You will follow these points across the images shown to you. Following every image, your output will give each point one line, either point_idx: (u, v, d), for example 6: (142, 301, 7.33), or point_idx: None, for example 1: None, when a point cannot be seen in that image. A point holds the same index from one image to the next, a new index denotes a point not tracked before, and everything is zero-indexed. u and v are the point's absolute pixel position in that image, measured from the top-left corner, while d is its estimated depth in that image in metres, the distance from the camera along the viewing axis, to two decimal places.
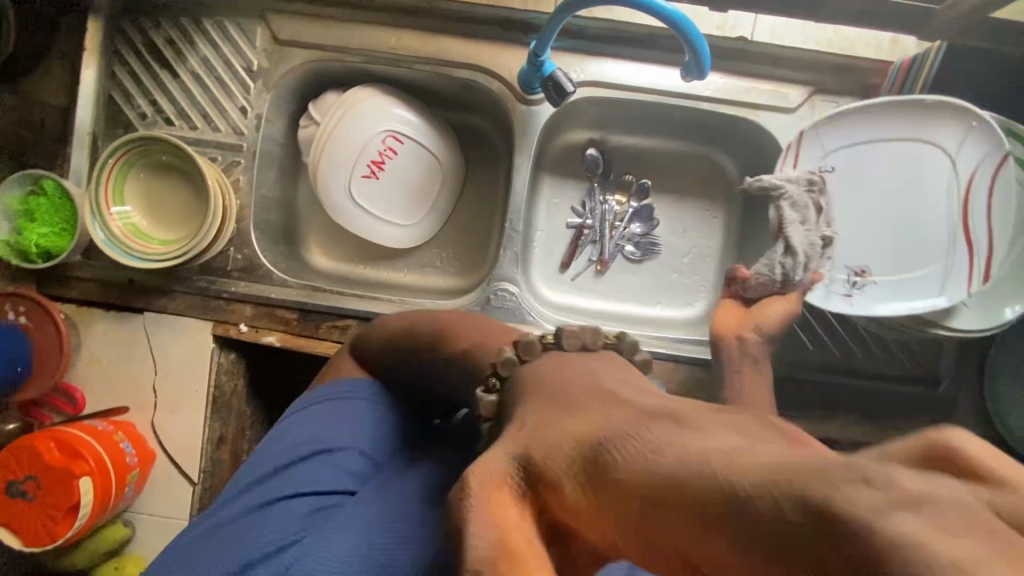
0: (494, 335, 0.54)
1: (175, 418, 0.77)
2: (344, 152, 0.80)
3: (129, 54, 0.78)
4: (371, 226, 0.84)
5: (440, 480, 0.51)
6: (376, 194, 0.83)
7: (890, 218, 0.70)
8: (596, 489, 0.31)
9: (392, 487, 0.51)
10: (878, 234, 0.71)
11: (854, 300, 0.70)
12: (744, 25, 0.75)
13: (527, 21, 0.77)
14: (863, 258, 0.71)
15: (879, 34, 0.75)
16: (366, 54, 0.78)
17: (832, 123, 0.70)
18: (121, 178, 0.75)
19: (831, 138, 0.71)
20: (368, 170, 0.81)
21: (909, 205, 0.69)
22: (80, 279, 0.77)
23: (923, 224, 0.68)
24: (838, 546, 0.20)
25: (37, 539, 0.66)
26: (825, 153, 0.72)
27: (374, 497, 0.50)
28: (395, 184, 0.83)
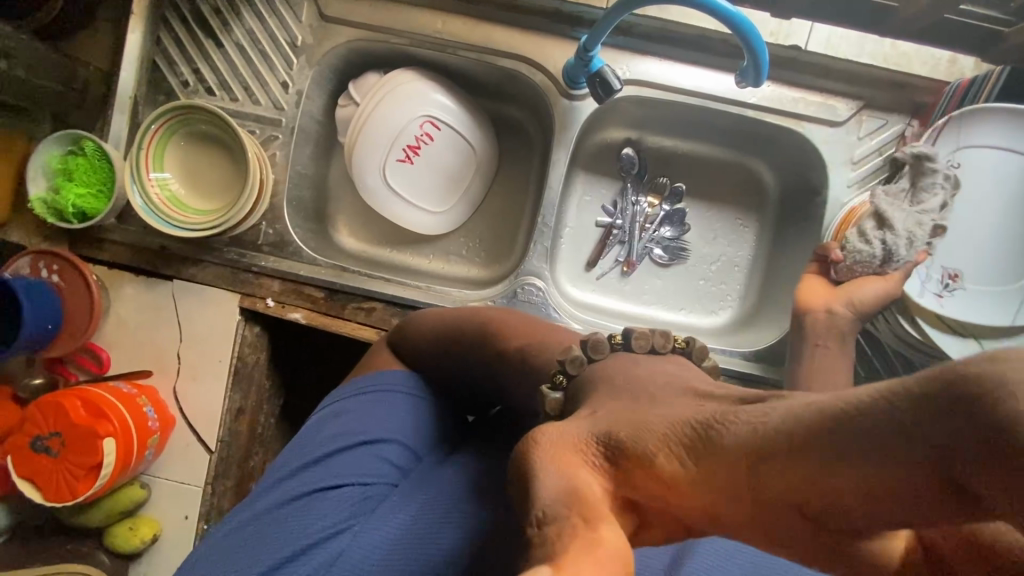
0: (541, 331, 0.55)
1: (197, 385, 0.78)
2: (383, 132, 0.79)
3: (175, 20, 0.78)
4: (401, 209, 0.84)
5: (477, 477, 0.52)
6: (409, 179, 0.83)
7: (990, 233, 0.67)
8: (698, 458, 0.29)
9: (441, 480, 0.52)
10: (973, 242, 0.67)
11: (950, 299, 0.65)
12: (798, 34, 0.73)
13: (577, 15, 0.76)
14: (953, 263, 0.67)
15: (936, 52, 0.73)
16: (412, 37, 0.77)
17: (954, 123, 0.65)
18: (162, 145, 0.75)
19: (975, 132, 0.66)
20: (404, 153, 0.81)
21: (993, 218, 0.67)
22: (112, 242, 0.78)
23: (1003, 242, 0.66)
24: (987, 449, 0.18)
25: (58, 495, 0.67)
26: (960, 147, 0.66)
27: (428, 491, 0.51)
28: (429, 171, 0.83)
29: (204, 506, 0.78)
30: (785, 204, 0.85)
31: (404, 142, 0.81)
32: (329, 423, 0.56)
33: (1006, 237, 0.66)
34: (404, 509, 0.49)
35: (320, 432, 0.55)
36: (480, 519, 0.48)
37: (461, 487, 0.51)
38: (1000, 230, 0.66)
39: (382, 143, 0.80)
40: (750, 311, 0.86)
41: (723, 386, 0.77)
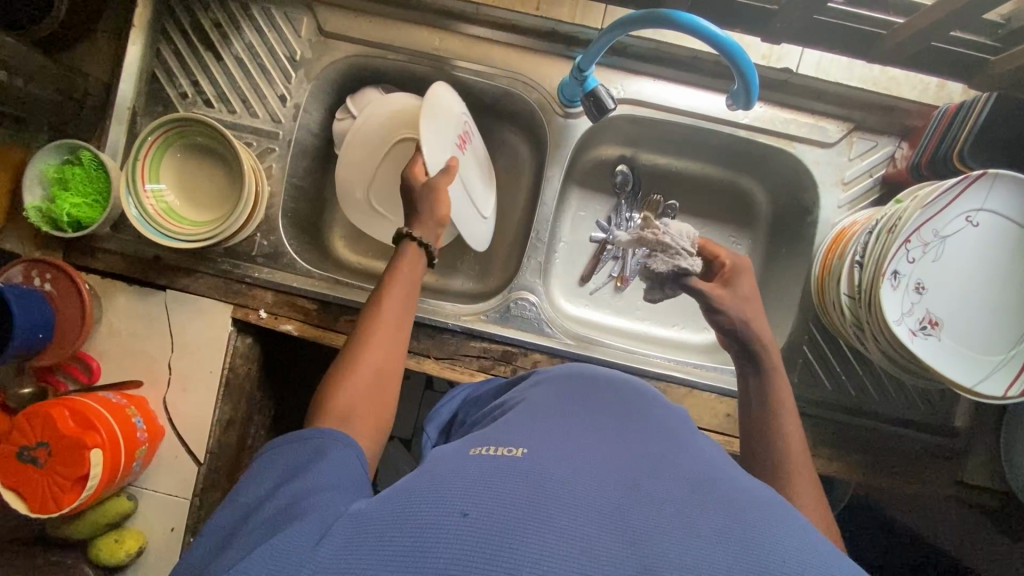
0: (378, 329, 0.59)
1: (187, 396, 0.77)
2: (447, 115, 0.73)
3: (175, 33, 0.79)
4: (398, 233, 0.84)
5: (443, 473, 0.39)
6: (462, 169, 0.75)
7: (978, 292, 0.62)
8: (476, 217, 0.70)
9: (429, 470, 0.40)
10: (962, 293, 0.62)
11: (919, 345, 0.61)
12: (790, 57, 0.75)
13: (572, 34, 0.77)
14: (937, 316, 0.62)
15: (925, 77, 0.74)
16: (410, 54, 0.78)
17: (987, 178, 0.59)
18: (158, 156, 0.75)
19: (997, 193, 0.60)
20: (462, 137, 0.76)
21: (987, 280, 0.62)
22: (105, 252, 0.78)
23: (988, 303, 0.62)
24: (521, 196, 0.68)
25: (42, 506, 0.66)
26: (982, 203, 0.60)
27: (413, 484, 0.38)
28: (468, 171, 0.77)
29: (192, 519, 0.77)
30: (777, 223, 0.86)
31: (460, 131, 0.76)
32: (269, 473, 0.44)
33: (990, 301, 0.62)
34: (388, 504, 0.37)
35: (259, 484, 0.43)
36: (486, 489, 0.36)
37: (456, 466, 0.39)
38: (988, 293, 0.62)
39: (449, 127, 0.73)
40: None
41: (714, 403, 0.77)
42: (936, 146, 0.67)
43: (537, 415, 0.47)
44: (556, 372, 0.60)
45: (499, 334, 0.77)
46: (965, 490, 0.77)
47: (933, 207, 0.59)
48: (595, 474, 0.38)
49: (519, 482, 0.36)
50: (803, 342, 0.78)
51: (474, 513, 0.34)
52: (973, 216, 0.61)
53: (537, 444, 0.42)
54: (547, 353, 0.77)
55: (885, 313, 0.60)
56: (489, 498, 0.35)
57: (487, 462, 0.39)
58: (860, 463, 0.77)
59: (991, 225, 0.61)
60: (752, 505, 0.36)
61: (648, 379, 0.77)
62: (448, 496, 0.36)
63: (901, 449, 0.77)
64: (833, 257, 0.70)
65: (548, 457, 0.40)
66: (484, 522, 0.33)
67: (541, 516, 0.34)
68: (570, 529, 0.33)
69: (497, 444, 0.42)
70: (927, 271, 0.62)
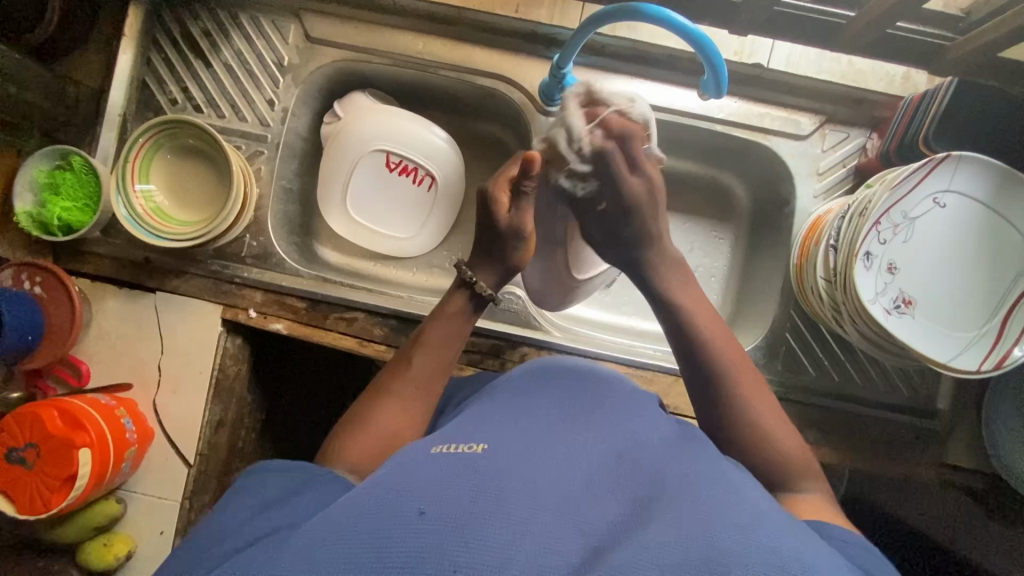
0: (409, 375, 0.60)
1: (177, 397, 0.78)
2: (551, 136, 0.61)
3: (165, 42, 0.81)
4: (384, 238, 0.87)
5: (414, 468, 0.40)
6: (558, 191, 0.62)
7: (947, 272, 0.65)
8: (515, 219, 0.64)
9: (392, 468, 0.42)
10: (932, 273, 0.65)
11: (894, 325, 0.63)
12: (761, 52, 0.77)
13: (551, 35, 0.80)
14: (909, 295, 0.64)
15: (892, 70, 0.77)
16: (394, 58, 0.81)
17: (951, 160, 0.61)
18: (147, 157, 0.77)
19: (961, 175, 0.62)
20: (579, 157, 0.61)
21: (956, 261, 0.65)
22: (95, 255, 0.79)
23: (958, 282, 0.64)
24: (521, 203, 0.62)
25: (31, 507, 0.66)
26: (949, 184, 0.63)
27: (384, 481, 0.39)
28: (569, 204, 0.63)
29: (181, 522, 0.77)
30: (757, 217, 0.88)
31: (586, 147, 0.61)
32: (257, 494, 0.46)
33: (961, 281, 0.64)
34: (351, 505, 0.38)
35: (242, 505, 0.45)
36: (444, 488, 0.37)
37: (416, 465, 0.41)
38: (958, 273, 0.64)
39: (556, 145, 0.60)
40: (727, 320, 0.88)
41: None
42: (902, 135, 0.70)
43: (501, 414, 0.49)
44: (531, 365, 0.62)
45: (487, 328, 0.78)
46: (949, 472, 0.78)
47: (896, 197, 0.62)
48: (550, 475, 0.40)
49: (476, 482, 0.38)
50: (786, 330, 0.79)
51: (432, 511, 0.36)
52: (939, 199, 0.63)
53: (504, 442, 0.43)
54: (535, 346, 0.78)
55: (856, 294, 0.62)
56: (447, 498, 0.37)
57: (447, 461, 0.41)
58: (846, 448, 0.77)
59: (957, 207, 0.63)
60: (698, 497, 0.39)
61: (635, 370, 0.78)
62: (408, 495, 0.37)
63: (885, 432, 0.78)
64: (810, 242, 0.71)
65: (514, 454, 0.41)
66: (441, 521, 0.35)
67: (497, 515, 0.36)
68: (524, 527, 0.35)
69: (457, 442, 0.44)
70: (895, 255, 0.64)
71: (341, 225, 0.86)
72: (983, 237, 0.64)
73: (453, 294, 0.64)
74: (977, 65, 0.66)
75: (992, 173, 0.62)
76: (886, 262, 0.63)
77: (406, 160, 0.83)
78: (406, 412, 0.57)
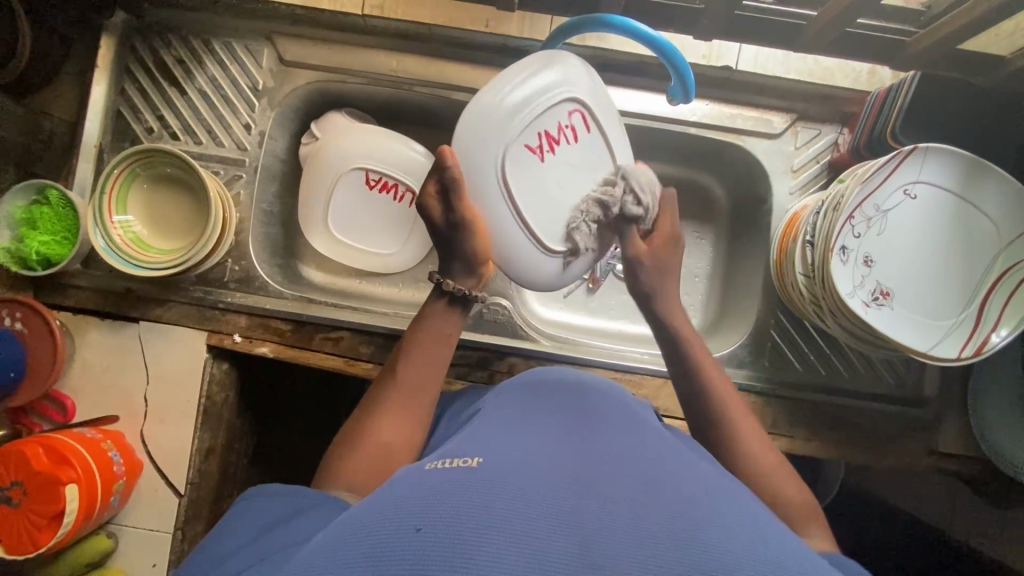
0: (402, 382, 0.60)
1: (165, 426, 0.77)
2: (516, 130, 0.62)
3: (139, 71, 0.81)
4: (370, 255, 0.87)
5: (403, 488, 0.40)
6: (523, 179, 0.64)
7: (921, 263, 0.66)
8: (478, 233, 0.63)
9: (382, 488, 0.41)
10: (908, 264, 0.66)
11: (873, 314, 0.64)
12: (729, 54, 0.78)
13: (522, 48, 0.81)
14: (887, 286, 0.65)
15: (858, 66, 0.78)
16: (368, 76, 0.81)
17: (919, 152, 0.62)
18: (123, 188, 0.76)
19: (931, 166, 0.63)
20: (537, 143, 0.64)
21: (931, 249, 0.65)
22: (77, 288, 0.78)
23: (933, 273, 0.65)
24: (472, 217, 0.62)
25: (19, 547, 0.65)
26: (918, 175, 0.64)
27: (375, 503, 0.39)
28: (543, 195, 0.66)
29: (174, 553, 0.76)
30: (737, 215, 0.89)
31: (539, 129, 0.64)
32: (250, 522, 0.46)
33: (937, 270, 0.65)
34: (343, 527, 0.37)
35: (231, 540, 0.45)
36: (435, 504, 0.37)
37: (407, 483, 0.40)
38: (935, 261, 0.65)
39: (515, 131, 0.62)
40: (715, 320, 0.88)
41: None
42: (871, 128, 0.70)
43: (490, 427, 0.49)
44: (522, 378, 0.62)
45: (474, 340, 0.78)
46: (941, 459, 0.78)
47: (868, 190, 0.63)
48: (540, 486, 0.39)
49: (466, 494, 0.37)
50: (771, 328, 0.80)
51: (425, 528, 0.35)
52: (910, 189, 0.64)
53: (493, 455, 0.43)
54: (522, 356, 0.78)
55: (835, 289, 0.62)
56: (439, 511, 0.36)
57: (439, 478, 0.40)
58: (836, 441, 0.78)
59: (928, 197, 0.64)
60: (692, 508, 0.39)
61: (623, 374, 0.78)
62: (398, 514, 0.36)
63: (875, 423, 0.78)
64: (788, 239, 0.71)
65: (503, 466, 0.41)
66: (432, 535, 0.34)
67: (490, 527, 0.35)
68: (515, 538, 0.35)
69: (449, 459, 0.43)
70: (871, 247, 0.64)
71: (324, 245, 0.86)
72: (955, 226, 0.65)
73: (432, 301, 0.64)
74: (937, 57, 0.67)
75: (961, 163, 0.63)
76: (862, 256, 0.64)
77: (385, 176, 0.83)
78: (399, 415, 0.58)
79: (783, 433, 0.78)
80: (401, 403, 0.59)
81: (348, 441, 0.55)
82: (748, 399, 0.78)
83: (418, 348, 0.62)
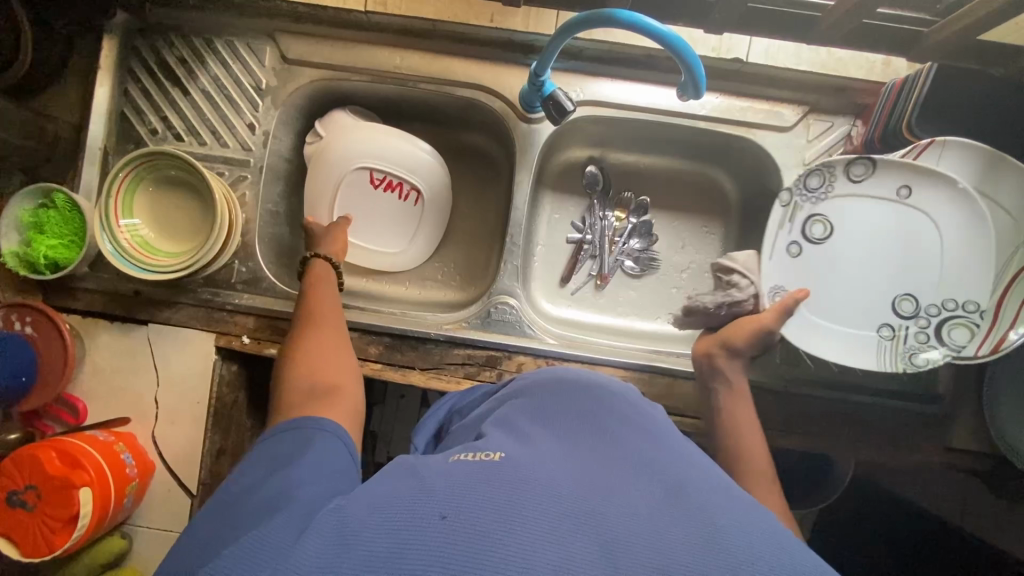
0: (322, 319, 0.67)
1: (176, 428, 0.77)
2: (850, 272, 0.70)
3: (141, 71, 0.80)
4: (375, 249, 0.86)
5: (435, 475, 0.40)
6: (826, 279, 0.70)
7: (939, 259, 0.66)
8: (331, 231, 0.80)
9: (409, 474, 0.41)
10: None
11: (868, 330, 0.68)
12: (739, 47, 0.76)
13: (528, 43, 0.79)
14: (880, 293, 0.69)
15: (872, 56, 0.76)
16: (373, 74, 0.80)
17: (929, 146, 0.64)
18: (129, 192, 0.76)
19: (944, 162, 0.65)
20: (393, 184, 0.84)
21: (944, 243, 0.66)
22: (86, 291, 0.78)
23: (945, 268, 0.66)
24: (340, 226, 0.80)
25: (34, 550, 0.65)
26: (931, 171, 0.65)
27: (401, 487, 0.39)
28: (820, 275, 0.71)
29: None
30: (747, 210, 0.88)
31: (811, 219, 0.71)
32: (266, 457, 0.47)
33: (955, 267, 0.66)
34: (370, 507, 0.37)
35: (254, 471, 0.45)
36: (466, 492, 0.37)
37: (435, 472, 0.40)
38: (942, 265, 0.67)
39: (844, 267, 0.70)
40: None
41: None
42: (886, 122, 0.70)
43: (515, 418, 0.49)
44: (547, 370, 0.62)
45: (482, 340, 0.78)
46: (956, 456, 0.78)
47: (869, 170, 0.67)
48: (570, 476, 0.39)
49: (494, 484, 0.37)
50: None
51: (453, 516, 0.35)
52: (904, 190, 0.67)
53: (518, 448, 0.42)
54: (531, 355, 0.78)
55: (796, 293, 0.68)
56: (469, 502, 0.36)
57: (465, 468, 0.40)
58: (847, 437, 0.77)
59: (925, 199, 0.66)
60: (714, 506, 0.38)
61: (633, 372, 0.78)
62: (429, 501, 0.36)
63: (886, 418, 0.78)
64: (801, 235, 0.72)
65: (530, 457, 0.41)
66: (462, 525, 0.34)
67: (518, 517, 0.35)
68: (542, 526, 0.35)
69: (475, 450, 0.43)
70: (856, 254, 0.70)
71: None
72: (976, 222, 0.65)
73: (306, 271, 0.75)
74: (956, 48, 0.65)
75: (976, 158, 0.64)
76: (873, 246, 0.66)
77: (389, 175, 0.83)
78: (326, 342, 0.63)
79: (794, 431, 0.77)
80: (325, 335, 0.64)
81: (285, 399, 0.56)
82: (758, 396, 0.77)
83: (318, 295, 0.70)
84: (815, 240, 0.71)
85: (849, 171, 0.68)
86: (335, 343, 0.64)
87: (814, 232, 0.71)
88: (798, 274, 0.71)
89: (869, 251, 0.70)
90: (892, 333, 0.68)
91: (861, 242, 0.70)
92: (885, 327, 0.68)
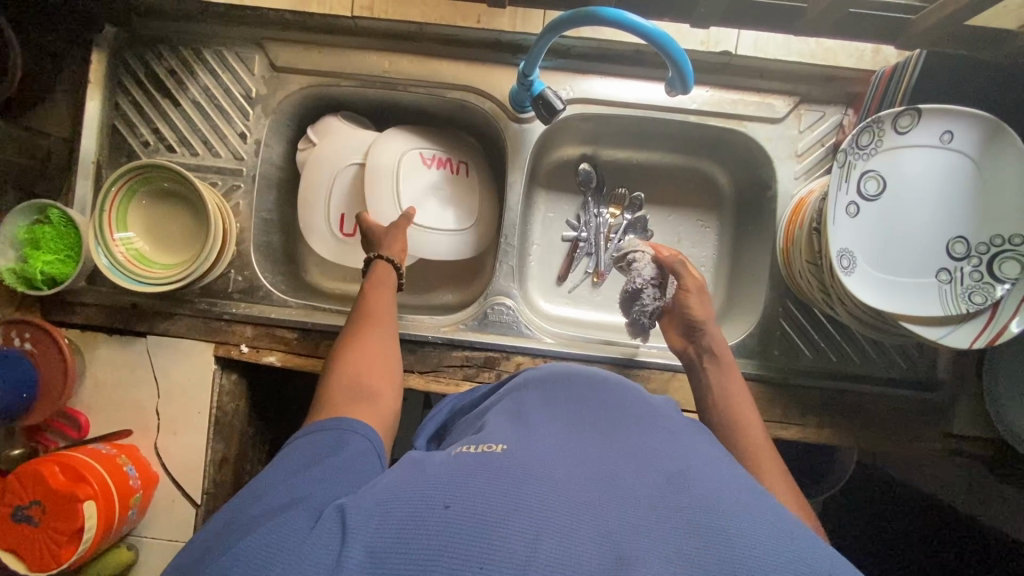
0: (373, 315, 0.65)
1: (178, 438, 0.78)
2: (907, 223, 0.64)
3: (131, 84, 0.80)
4: (415, 233, 0.83)
5: (439, 468, 0.39)
6: (884, 233, 0.64)
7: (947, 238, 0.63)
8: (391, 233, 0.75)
9: (409, 470, 0.41)
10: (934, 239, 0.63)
11: (921, 282, 0.62)
12: (727, 40, 0.77)
13: (516, 42, 0.79)
14: (928, 242, 0.63)
15: (861, 44, 0.76)
16: (361, 79, 0.80)
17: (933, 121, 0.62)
18: (123, 206, 0.77)
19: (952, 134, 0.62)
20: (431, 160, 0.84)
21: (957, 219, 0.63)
22: (83, 305, 0.79)
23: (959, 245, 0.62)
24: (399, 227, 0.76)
25: (41, 564, 0.66)
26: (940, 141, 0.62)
27: (402, 480, 0.39)
28: (878, 226, 0.64)
29: None
30: (741, 203, 0.88)
31: (864, 177, 0.64)
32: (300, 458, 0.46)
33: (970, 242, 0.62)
34: (379, 498, 0.38)
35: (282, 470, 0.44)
36: (466, 483, 0.37)
37: (436, 466, 0.40)
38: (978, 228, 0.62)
39: (897, 220, 0.64)
40: (721, 310, 0.88)
41: None
42: (878, 106, 0.70)
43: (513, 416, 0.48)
44: (544, 369, 0.60)
45: (479, 341, 0.78)
46: (957, 442, 0.77)
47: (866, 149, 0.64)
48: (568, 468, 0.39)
49: (493, 476, 0.37)
50: (779, 315, 0.79)
51: (456, 505, 0.35)
52: (946, 136, 0.62)
53: (518, 441, 0.42)
54: (528, 354, 0.78)
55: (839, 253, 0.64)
56: (469, 492, 0.36)
57: (465, 461, 0.40)
58: (847, 427, 0.77)
59: (967, 147, 0.62)
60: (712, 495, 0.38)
61: (631, 369, 0.78)
62: (429, 491, 0.36)
63: (887, 406, 0.77)
64: (794, 227, 0.71)
65: (528, 450, 0.41)
66: (464, 516, 0.34)
67: (519, 510, 0.34)
68: (545, 518, 0.34)
69: (475, 445, 0.43)
70: (900, 209, 0.64)
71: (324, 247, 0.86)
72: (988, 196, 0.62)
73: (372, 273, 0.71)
74: (944, 35, 0.65)
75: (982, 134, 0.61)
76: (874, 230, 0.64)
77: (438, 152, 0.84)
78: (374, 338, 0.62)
79: (795, 423, 0.77)
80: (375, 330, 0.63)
81: (331, 392, 0.55)
82: (757, 389, 0.77)
83: (374, 296, 0.68)
84: (872, 198, 0.64)
85: (937, 134, 0.62)
86: (383, 338, 0.63)
87: (867, 190, 0.64)
88: (857, 231, 0.64)
89: (922, 200, 0.63)
90: (950, 277, 0.62)
91: (912, 195, 0.64)
92: (942, 271, 0.62)
